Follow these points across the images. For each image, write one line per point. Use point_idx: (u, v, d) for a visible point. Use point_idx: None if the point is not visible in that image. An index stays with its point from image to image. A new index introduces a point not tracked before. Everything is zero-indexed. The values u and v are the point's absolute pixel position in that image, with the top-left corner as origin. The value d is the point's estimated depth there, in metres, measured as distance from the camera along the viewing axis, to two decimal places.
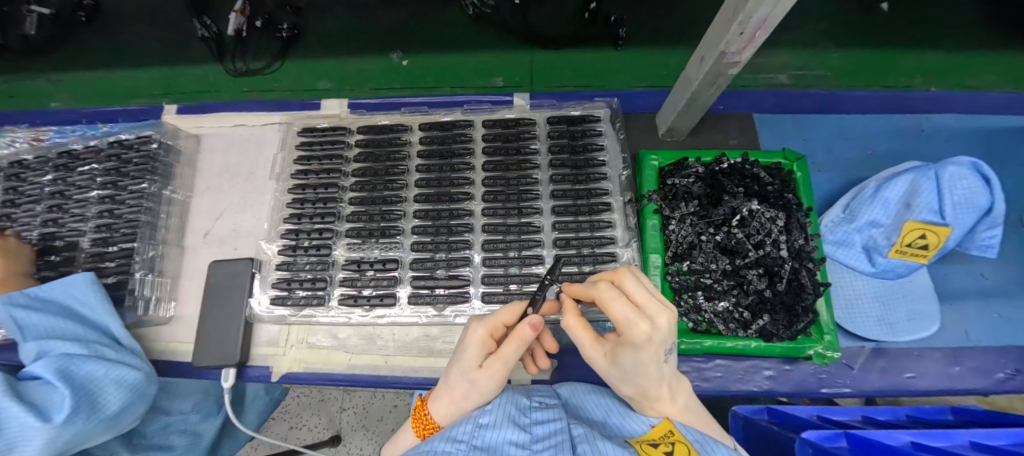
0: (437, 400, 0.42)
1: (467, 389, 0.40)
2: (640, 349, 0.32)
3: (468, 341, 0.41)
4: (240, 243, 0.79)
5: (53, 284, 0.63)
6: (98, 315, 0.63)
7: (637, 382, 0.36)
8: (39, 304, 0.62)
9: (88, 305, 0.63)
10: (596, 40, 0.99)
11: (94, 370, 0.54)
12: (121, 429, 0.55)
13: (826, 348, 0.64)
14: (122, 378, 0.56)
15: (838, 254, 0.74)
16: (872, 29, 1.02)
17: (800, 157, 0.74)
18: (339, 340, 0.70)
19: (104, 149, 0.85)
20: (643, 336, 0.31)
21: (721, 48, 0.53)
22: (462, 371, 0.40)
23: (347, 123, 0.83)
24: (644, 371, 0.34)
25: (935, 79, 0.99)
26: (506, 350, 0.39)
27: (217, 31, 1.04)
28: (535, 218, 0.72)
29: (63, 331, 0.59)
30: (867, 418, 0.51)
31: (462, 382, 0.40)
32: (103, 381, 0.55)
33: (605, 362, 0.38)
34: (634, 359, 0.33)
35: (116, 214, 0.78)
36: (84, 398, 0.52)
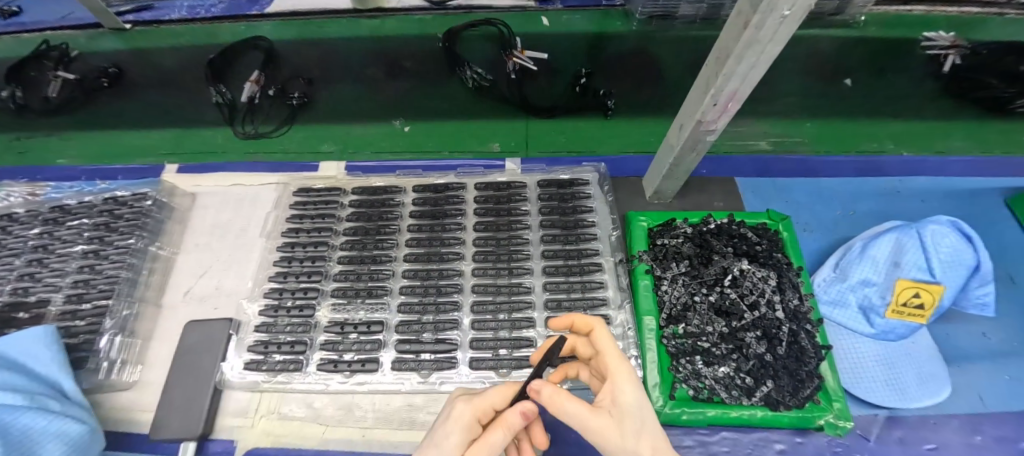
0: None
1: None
2: (634, 382, 0.37)
3: (451, 422, 0.37)
4: (221, 302, 0.76)
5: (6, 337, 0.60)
6: (46, 370, 0.60)
7: (649, 434, 0.35)
8: None
9: (40, 360, 0.60)
10: (586, 112, 1.07)
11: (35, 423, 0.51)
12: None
13: (837, 417, 0.60)
14: (64, 432, 0.53)
15: (835, 315, 0.73)
16: (836, 102, 1.11)
17: (784, 218, 0.76)
18: (314, 410, 0.64)
19: (97, 205, 0.85)
20: (628, 370, 0.38)
21: (697, 117, 0.57)
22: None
23: (342, 184, 0.85)
24: (647, 419, 0.36)
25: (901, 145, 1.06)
26: (491, 436, 0.35)
27: (229, 98, 1.07)
28: (525, 279, 0.71)
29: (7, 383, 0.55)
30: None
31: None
32: (43, 436, 0.51)
33: (611, 429, 0.35)
34: (635, 396, 0.36)
35: (97, 270, 0.77)
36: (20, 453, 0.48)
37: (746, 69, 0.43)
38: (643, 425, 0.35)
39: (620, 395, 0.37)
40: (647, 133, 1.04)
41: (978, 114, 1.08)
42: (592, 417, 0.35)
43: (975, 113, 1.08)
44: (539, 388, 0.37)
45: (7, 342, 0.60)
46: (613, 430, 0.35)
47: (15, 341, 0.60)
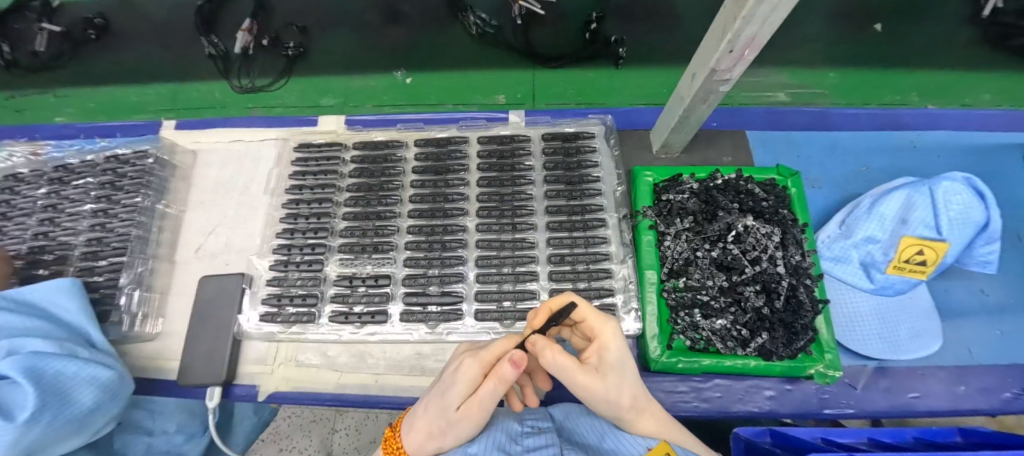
0: (410, 431, 0.41)
1: (443, 428, 0.38)
2: (619, 341, 0.39)
3: (458, 376, 0.39)
4: (232, 258, 0.78)
5: (38, 286, 0.63)
6: (76, 320, 0.64)
7: (629, 387, 0.38)
8: (15, 304, 0.62)
9: (69, 310, 0.63)
10: (597, 60, 1.01)
11: (68, 369, 0.55)
12: (84, 436, 0.56)
13: (827, 366, 0.63)
14: (95, 378, 0.57)
15: (836, 271, 0.73)
16: (860, 49, 1.05)
17: (794, 173, 0.74)
18: (328, 358, 0.68)
19: (100, 164, 0.85)
20: (613, 331, 0.40)
21: (710, 66, 0.55)
22: (442, 409, 0.38)
23: (343, 139, 0.83)
24: (627, 372, 0.38)
25: (926, 97, 1.01)
26: (485, 389, 0.37)
27: (223, 49, 1.05)
28: (529, 234, 0.71)
29: (38, 330, 0.59)
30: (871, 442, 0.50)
31: (438, 421, 0.39)
32: (75, 381, 0.55)
33: (597, 382, 0.37)
34: (619, 354, 0.39)
35: (109, 228, 0.78)
36: (56, 395, 0.52)
37: (768, 12, 0.40)
38: (624, 380, 0.38)
39: (607, 353, 0.39)
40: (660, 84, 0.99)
41: (1011, 62, 1.02)
42: (581, 373, 0.38)
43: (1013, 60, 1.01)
44: (535, 340, 0.40)
45: (38, 292, 0.63)
46: (598, 383, 0.37)
47: (44, 291, 0.63)
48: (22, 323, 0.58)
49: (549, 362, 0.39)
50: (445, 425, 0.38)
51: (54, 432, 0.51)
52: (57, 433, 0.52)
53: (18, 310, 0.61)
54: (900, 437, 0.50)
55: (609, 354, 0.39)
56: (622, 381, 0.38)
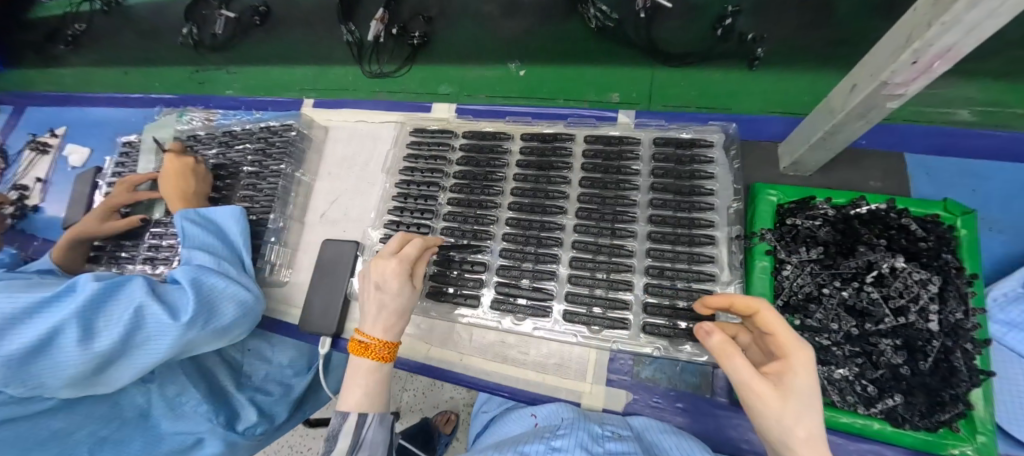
0: (380, 324, 0.57)
1: (406, 307, 0.58)
2: (809, 371, 0.35)
3: (405, 271, 0.58)
4: (349, 226, 0.88)
5: (219, 210, 0.81)
6: (238, 241, 0.80)
7: (810, 424, 0.33)
8: (203, 221, 0.79)
9: (232, 233, 0.81)
10: (726, 59, 0.93)
11: (219, 285, 0.69)
12: (229, 337, 0.71)
13: (976, 450, 0.52)
14: (236, 295, 0.70)
15: (1007, 337, 0.60)
16: None
17: (968, 212, 0.60)
18: (420, 329, 0.75)
19: (255, 133, 1.01)
20: (806, 359, 0.35)
21: (882, 78, 0.46)
22: (396, 295, 0.57)
23: (453, 127, 0.87)
24: (811, 406, 0.33)
25: None
26: (420, 271, 0.62)
27: (358, 36, 1.15)
28: (627, 242, 0.69)
29: (209, 248, 0.76)
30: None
31: (400, 304, 0.57)
32: (222, 294, 0.69)
33: (773, 398, 0.34)
34: (806, 384, 0.34)
35: (258, 188, 0.92)
36: (207, 305, 0.66)
37: (1012, 16, 0.32)
38: (806, 409, 0.33)
39: (793, 377, 0.34)
40: (795, 91, 0.89)
41: None
42: (761, 383, 0.35)
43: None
44: (709, 333, 0.40)
45: (219, 214, 0.81)
46: (772, 401, 0.34)
47: (222, 215, 0.80)
48: (205, 237, 0.77)
49: (725, 360, 0.38)
50: (401, 303, 0.57)
51: (204, 334, 0.65)
52: (208, 334, 0.66)
53: (204, 226, 0.79)
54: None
55: (793, 378, 0.34)
56: (800, 411, 0.33)
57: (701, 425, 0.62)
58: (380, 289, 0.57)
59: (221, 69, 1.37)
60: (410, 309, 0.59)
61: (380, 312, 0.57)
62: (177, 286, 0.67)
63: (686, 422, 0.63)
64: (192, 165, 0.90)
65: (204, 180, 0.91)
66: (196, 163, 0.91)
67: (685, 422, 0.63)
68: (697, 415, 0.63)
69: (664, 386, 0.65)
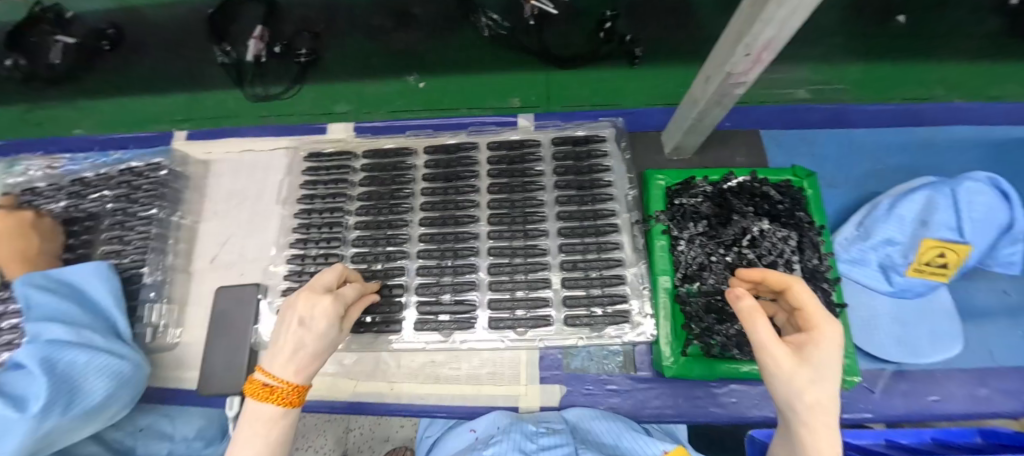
0: (292, 366, 0.45)
1: (331, 346, 0.49)
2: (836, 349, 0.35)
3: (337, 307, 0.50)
4: (246, 268, 0.79)
5: (71, 269, 0.67)
6: (105, 301, 0.68)
7: (830, 395, 0.32)
8: (52, 284, 0.66)
9: (96, 294, 0.68)
10: (613, 59, 0.98)
11: (80, 359, 0.57)
12: (104, 417, 0.59)
13: (845, 372, 0.63)
14: (107, 365, 0.59)
15: (853, 273, 0.72)
16: (887, 41, 1.00)
17: (810, 174, 0.73)
18: (344, 366, 0.70)
19: (114, 177, 0.86)
20: (835, 339, 0.35)
21: (726, 69, 0.53)
22: (323, 336, 0.47)
23: (352, 147, 0.83)
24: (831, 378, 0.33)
25: (957, 91, 0.97)
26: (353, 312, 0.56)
27: (235, 57, 1.06)
28: (541, 241, 0.71)
29: (64, 315, 0.62)
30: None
31: (324, 344, 0.47)
32: (88, 368, 0.57)
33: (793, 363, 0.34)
34: (830, 359, 0.34)
35: (126, 240, 0.79)
36: (66, 385, 0.54)
37: (796, 14, 0.38)
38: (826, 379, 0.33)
39: (815, 346, 0.35)
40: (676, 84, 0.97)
41: None
42: (781, 346, 0.35)
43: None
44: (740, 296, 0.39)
45: (72, 273, 0.67)
46: (795, 367, 0.33)
47: (78, 274, 0.67)
48: (54, 304, 0.62)
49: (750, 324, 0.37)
50: (323, 344, 0.47)
51: (68, 421, 0.53)
52: (74, 421, 0.54)
53: (55, 290, 0.65)
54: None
55: (820, 351, 0.34)
56: (822, 379, 0.32)
57: (634, 402, 0.66)
58: (303, 324, 0.46)
59: (61, 103, 1.12)
60: (327, 351, 0.49)
61: (294, 354, 0.45)
62: (22, 372, 0.54)
63: (619, 402, 0.66)
64: (30, 220, 0.73)
65: (51, 236, 0.76)
66: (38, 217, 0.74)
67: (618, 403, 0.66)
68: (628, 393, 0.67)
69: (594, 372, 0.68)
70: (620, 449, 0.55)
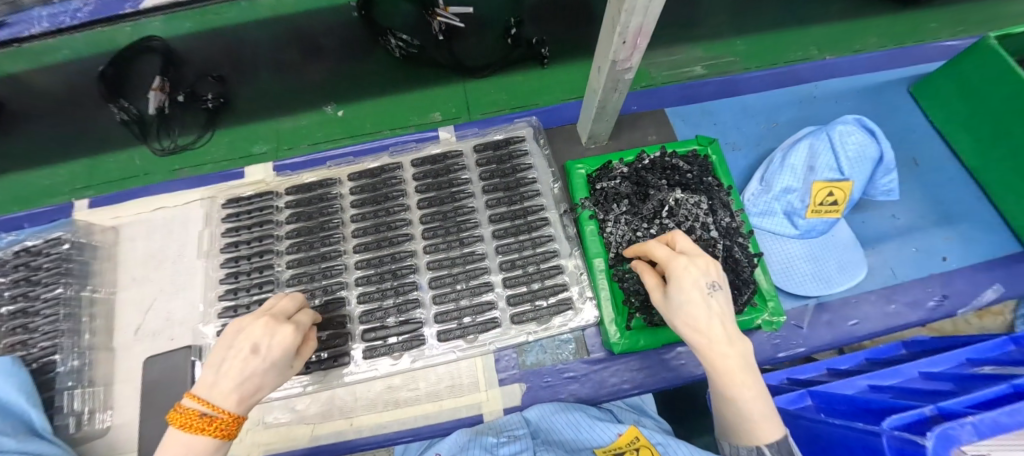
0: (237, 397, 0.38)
1: (276, 375, 0.42)
2: (679, 275, 0.41)
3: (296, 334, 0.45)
4: (177, 331, 0.74)
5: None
6: (17, 402, 0.61)
7: (689, 313, 0.39)
8: None
9: (4, 392, 0.61)
10: (524, 63, 1.05)
11: None
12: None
13: (770, 314, 0.70)
14: None
15: (765, 224, 0.79)
16: None
17: (711, 141, 0.80)
18: (298, 412, 0.67)
19: (8, 261, 0.78)
20: (685, 262, 0.42)
21: (611, 57, 0.57)
22: (279, 365, 0.42)
23: (273, 186, 0.81)
24: (686, 298, 0.40)
25: (828, 49, 1.10)
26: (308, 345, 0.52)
27: (137, 112, 0.98)
28: (477, 246, 0.72)
29: None
30: (873, 385, 0.53)
31: (270, 376, 0.41)
32: None
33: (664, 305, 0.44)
34: (676, 287, 0.41)
35: (32, 328, 0.72)
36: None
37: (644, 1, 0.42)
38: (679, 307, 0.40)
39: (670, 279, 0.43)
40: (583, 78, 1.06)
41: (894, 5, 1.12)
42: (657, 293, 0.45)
43: (898, 3, 1.10)
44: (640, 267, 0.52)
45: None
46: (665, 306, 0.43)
47: None
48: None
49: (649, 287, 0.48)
50: (273, 376, 0.42)
51: None
52: None
53: None
54: (900, 376, 0.53)
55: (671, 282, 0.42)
56: (677, 308, 0.41)
57: (593, 384, 0.68)
58: (256, 351, 0.40)
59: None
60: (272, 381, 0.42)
61: (243, 379, 0.38)
62: None
63: (579, 388, 0.68)
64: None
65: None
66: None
67: (578, 388, 0.68)
68: (587, 377, 0.69)
69: (550, 364, 0.70)
70: (579, 443, 0.58)
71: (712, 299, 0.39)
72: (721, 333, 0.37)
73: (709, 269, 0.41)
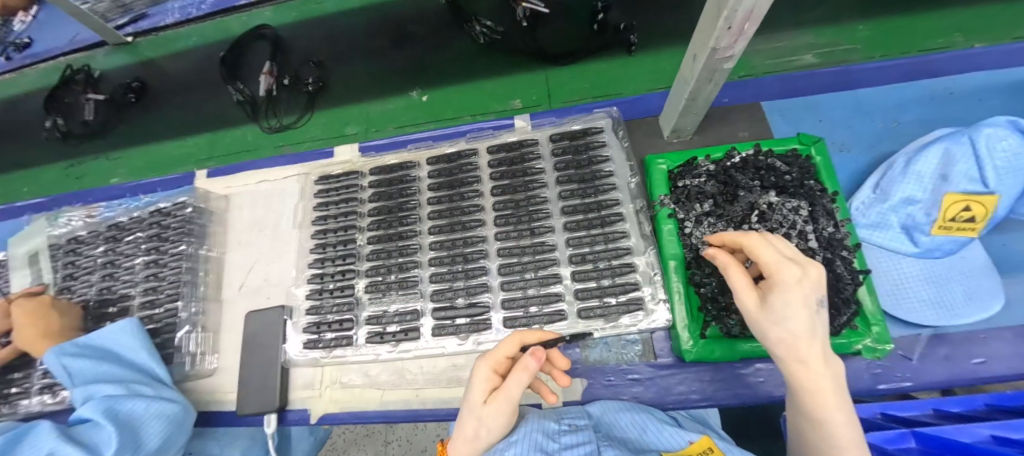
0: (454, 450, 0.41)
1: (475, 424, 0.39)
2: (789, 288, 0.34)
3: (474, 377, 0.40)
4: (272, 291, 0.83)
5: (105, 332, 0.70)
6: (142, 357, 0.70)
7: (795, 333, 0.33)
8: (89, 351, 0.69)
9: (130, 348, 0.70)
10: (611, 50, 0.99)
11: (137, 406, 0.60)
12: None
13: (875, 340, 0.61)
14: (162, 410, 0.62)
15: (875, 237, 0.70)
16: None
17: (817, 141, 0.72)
18: (371, 377, 0.72)
19: (146, 218, 0.92)
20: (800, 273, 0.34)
21: (711, 45, 0.52)
22: (469, 408, 0.40)
23: (359, 166, 0.87)
24: (796, 316, 0.33)
25: (977, 36, 0.92)
26: (509, 383, 0.37)
27: (248, 94, 1.08)
28: (548, 237, 0.72)
29: (111, 375, 0.65)
30: (999, 436, 0.45)
31: (468, 425, 0.40)
32: (145, 416, 0.60)
33: (753, 310, 0.36)
34: (786, 297, 0.33)
35: (161, 276, 0.84)
36: (130, 430, 0.57)
37: None
38: (784, 320, 0.34)
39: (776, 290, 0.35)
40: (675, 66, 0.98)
41: None
42: (746, 296, 0.37)
43: None
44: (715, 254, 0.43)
45: (107, 335, 0.70)
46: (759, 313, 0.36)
47: (112, 334, 0.70)
48: (97, 368, 0.66)
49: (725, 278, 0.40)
50: (471, 423, 0.40)
51: None
52: None
53: (92, 355, 0.68)
54: None
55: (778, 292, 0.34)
56: (780, 322, 0.34)
57: (657, 389, 0.65)
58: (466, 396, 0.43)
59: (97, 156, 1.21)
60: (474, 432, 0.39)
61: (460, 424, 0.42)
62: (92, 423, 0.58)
63: (643, 392, 0.65)
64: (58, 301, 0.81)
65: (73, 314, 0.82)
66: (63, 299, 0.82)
67: (643, 392, 0.65)
68: (651, 381, 0.66)
69: (613, 363, 0.68)
70: (643, 444, 0.48)
71: (818, 318, 0.34)
72: (820, 355, 0.33)
73: (820, 283, 0.34)
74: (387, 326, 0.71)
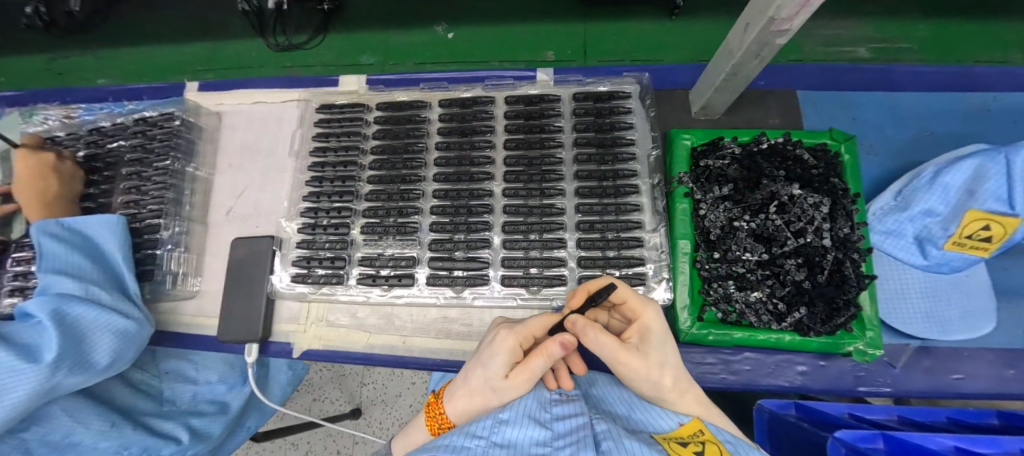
0: (458, 409, 0.44)
1: (490, 393, 0.42)
2: (658, 322, 0.44)
3: (496, 348, 0.42)
4: (261, 221, 0.80)
5: (88, 219, 0.67)
6: (117, 258, 0.67)
7: (671, 366, 0.42)
8: (67, 234, 0.65)
9: (109, 245, 0.67)
10: (652, 11, 0.94)
11: (87, 315, 0.58)
12: (113, 372, 0.61)
13: (867, 344, 0.61)
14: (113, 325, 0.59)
15: (885, 245, 0.69)
16: None
17: (849, 138, 0.68)
18: (357, 319, 0.71)
19: (129, 126, 0.85)
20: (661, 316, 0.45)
21: (769, 15, 0.44)
22: (487, 378, 0.41)
23: (366, 100, 0.81)
24: (669, 350, 0.43)
25: None
26: (534, 365, 0.40)
27: (257, 4, 1.02)
28: (558, 200, 0.69)
29: (76, 269, 0.62)
30: (963, 449, 0.39)
31: (482, 389, 0.42)
32: (94, 327, 0.58)
33: (642, 363, 0.41)
34: (662, 338, 0.43)
35: (142, 190, 0.79)
36: (73, 340, 0.55)
37: None
38: (665, 361, 0.42)
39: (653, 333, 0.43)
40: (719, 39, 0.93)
41: None
42: (628, 351, 0.42)
43: None
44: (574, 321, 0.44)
45: (92, 224, 0.67)
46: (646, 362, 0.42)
47: (96, 225, 0.67)
48: (66, 258, 0.63)
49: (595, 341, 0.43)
50: (485, 389, 0.42)
51: (77, 376, 0.55)
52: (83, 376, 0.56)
53: (68, 240, 0.65)
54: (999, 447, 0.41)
55: (655, 334, 0.43)
56: (663, 361, 0.42)
57: None
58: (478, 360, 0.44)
59: (83, 52, 1.12)
60: (485, 397, 0.42)
61: (467, 389, 0.44)
62: (37, 324, 0.56)
63: None
64: (53, 163, 0.73)
65: (71, 180, 0.75)
66: (61, 160, 0.74)
67: None
68: None
69: None
70: (631, 423, 0.40)
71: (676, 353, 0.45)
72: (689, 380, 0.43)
73: None
74: (379, 270, 0.69)
